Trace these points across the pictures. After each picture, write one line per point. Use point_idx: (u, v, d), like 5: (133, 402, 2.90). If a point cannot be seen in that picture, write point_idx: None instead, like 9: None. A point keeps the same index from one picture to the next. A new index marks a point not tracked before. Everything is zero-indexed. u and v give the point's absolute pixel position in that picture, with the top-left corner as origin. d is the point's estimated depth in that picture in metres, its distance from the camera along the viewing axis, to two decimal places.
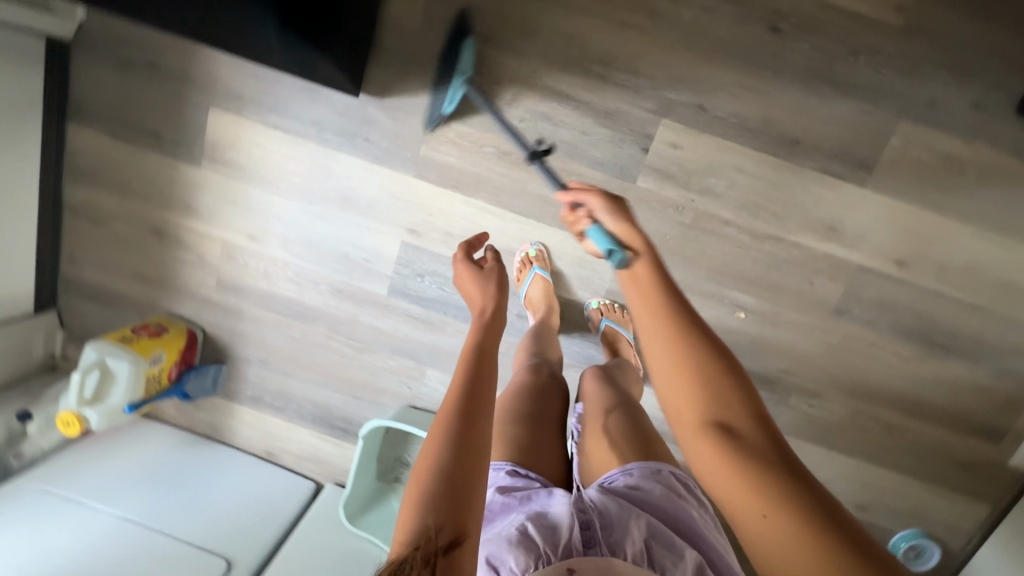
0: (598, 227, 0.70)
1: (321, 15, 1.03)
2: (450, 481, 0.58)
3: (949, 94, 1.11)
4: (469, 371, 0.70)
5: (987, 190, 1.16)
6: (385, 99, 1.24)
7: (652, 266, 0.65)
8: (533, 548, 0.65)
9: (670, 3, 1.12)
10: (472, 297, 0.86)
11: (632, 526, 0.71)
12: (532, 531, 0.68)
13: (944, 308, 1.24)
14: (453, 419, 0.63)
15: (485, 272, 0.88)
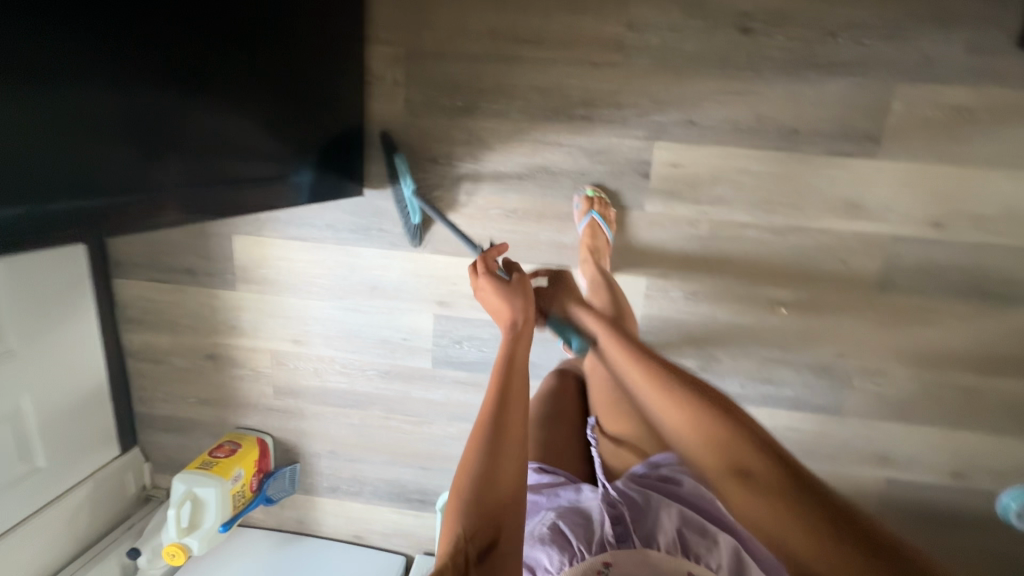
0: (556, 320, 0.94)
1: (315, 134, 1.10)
2: (484, 511, 0.67)
3: (942, 46, 1.07)
4: (494, 399, 0.76)
5: (1009, 130, 1.11)
6: (388, 189, 1.29)
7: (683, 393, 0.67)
8: (568, 547, 0.77)
9: (634, 32, 1.13)
10: (496, 311, 0.87)
11: (663, 519, 0.81)
12: (565, 529, 0.79)
13: (993, 256, 1.18)
14: (478, 449, 0.72)
15: (509, 287, 0.87)
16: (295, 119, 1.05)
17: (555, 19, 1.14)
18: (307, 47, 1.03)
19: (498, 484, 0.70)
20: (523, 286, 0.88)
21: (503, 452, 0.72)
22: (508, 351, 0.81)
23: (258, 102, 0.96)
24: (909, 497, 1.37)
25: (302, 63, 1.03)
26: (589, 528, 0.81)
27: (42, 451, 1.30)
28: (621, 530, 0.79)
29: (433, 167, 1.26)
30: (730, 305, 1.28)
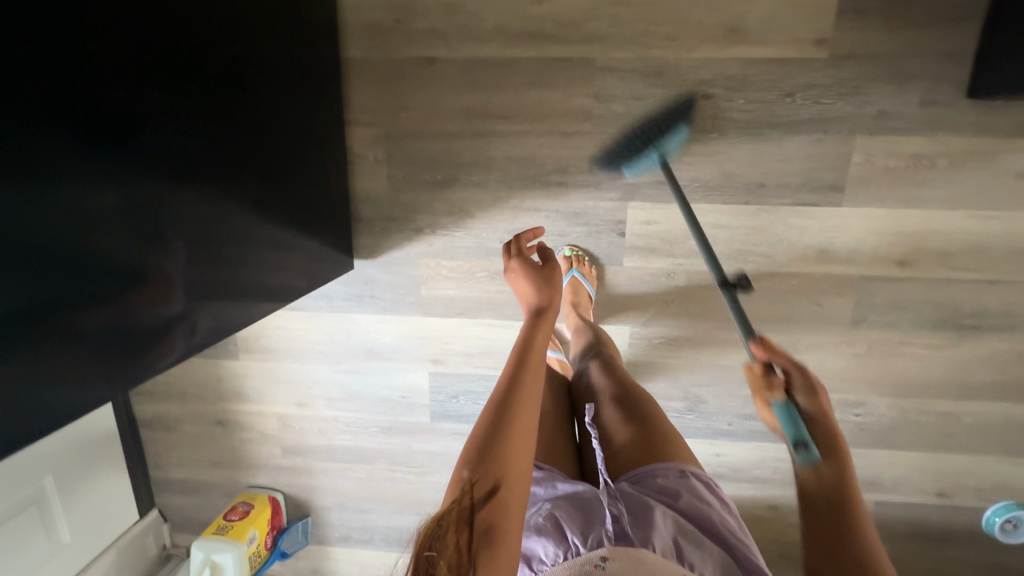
0: (789, 407, 0.72)
1: (303, 210, 1.16)
2: (490, 457, 0.73)
3: (894, 101, 1.13)
4: (511, 368, 0.89)
5: (966, 174, 1.16)
6: (377, 259, 1.35)
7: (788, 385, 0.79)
8: (564, 539, 0.79)
9: (602, 102, 1.18)
10: (524, 292, 1.04)
11: (662, 522, 0.79)
12: (561, 519, 0.81)
13: (961, 291, 1.23)
14: (492, 410, 0.81)
15: (540, 271, 1.04)
16: (290, 198, 1.12)
17: (527, 93, 1.19)
18: (296, 133, 1.11)
19: (506, 436, 0.76)
20: (552, 270, 1.05)
21: (512, 412, 0.80)
22: (526, 333, 0.97)
23: (261, 193, 1.03)
24: (897, 518, 1.42)
25: (294, 147, 1.11)
26: (585, 522, 0.81)
27: (66, 528, 1.36)
28: (621, 528, 0.78)
29: (418, 236, 1.32)
30: (712, 349, 1.34)
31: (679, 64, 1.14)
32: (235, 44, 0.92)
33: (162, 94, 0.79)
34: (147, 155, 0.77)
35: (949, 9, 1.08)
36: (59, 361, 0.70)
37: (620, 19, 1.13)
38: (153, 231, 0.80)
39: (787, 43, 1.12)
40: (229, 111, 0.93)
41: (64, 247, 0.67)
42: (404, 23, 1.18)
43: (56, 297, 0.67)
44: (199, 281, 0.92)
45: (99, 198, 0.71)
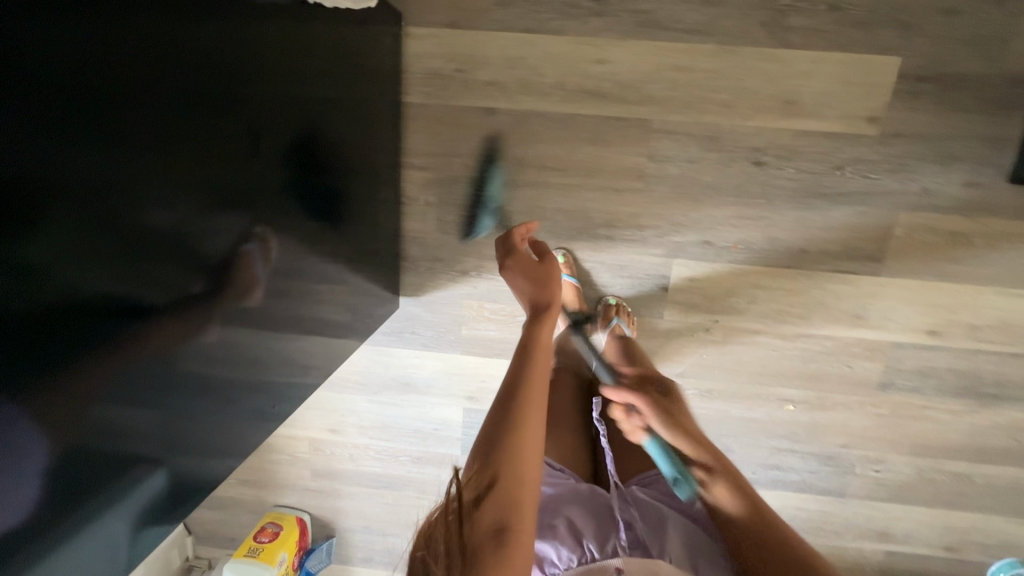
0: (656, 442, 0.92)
1: (349, 246, 1.14)
2: (488, 456, 0.71)
3: (938, 180, 1.17)
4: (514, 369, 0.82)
5: (1000, 253, 1.20)
6: (421, 297, 1.37)
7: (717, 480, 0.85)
8: (577, 542, 0.82)
9: (655, 163, 1.21)
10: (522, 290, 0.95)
11: (674, 531, 0.83)
12: (576, 525, 0.85)
13: (986, 362, 1.28)
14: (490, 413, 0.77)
15: (544, 267, 0.96)
16: (337, 240, 1.10)
17: (581, 149, 1.21)
18: (340, 176, 1.06)
19: (507, 437, 0.72)
20: (549, 266, 0.97)
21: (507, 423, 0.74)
22: (529, 332, 0.88)
23: (308, 234, 0.99)
24: (905, 568, 1.48)
25: (338, 189, 1.06)
26: (601, 533, 0.84)
27: None
28: (634, 535, 0.83)
29: (462, 277, 1.34)
30: (743, 402, 1.38)
31: (734, 131, 1.17)
32: (298, 76, 0.88)
33: (228, 108, 0.72)
34: (205, 170, 0.70)
35: (1000, 97, 1.11)
36: (107, 399, 0.62)
37: (680, 84, 1.15)
38: (204, 252, 0.72)
39: (841, 118, 1.14)
40: (286, 137, 0.87)
41: (123, 265, 0.60)
42: (465, 72, 1.18)
43: (103, 311, 0.58)
44: (241, 317, 0.83)
45: (158, 194, 0.63)
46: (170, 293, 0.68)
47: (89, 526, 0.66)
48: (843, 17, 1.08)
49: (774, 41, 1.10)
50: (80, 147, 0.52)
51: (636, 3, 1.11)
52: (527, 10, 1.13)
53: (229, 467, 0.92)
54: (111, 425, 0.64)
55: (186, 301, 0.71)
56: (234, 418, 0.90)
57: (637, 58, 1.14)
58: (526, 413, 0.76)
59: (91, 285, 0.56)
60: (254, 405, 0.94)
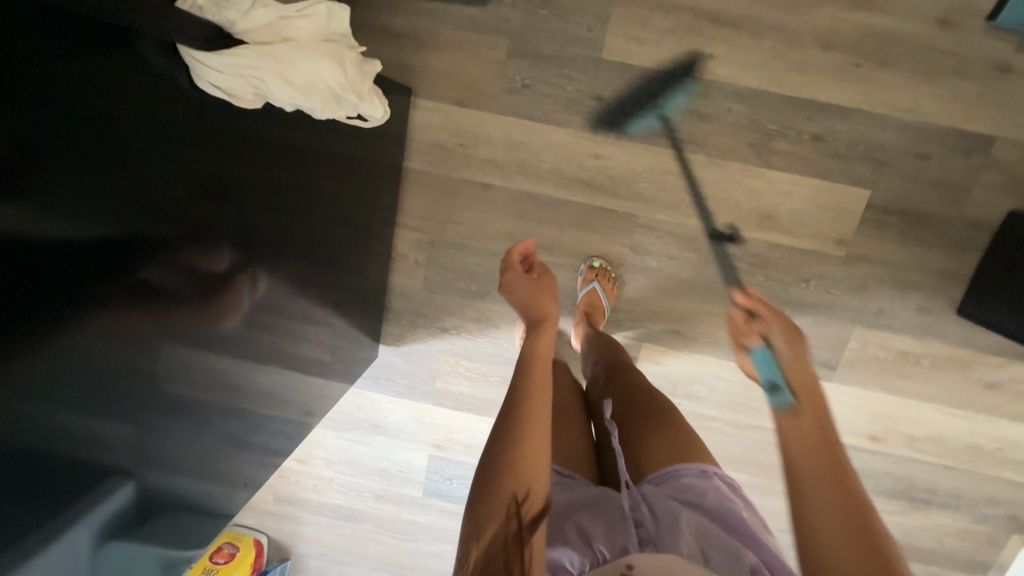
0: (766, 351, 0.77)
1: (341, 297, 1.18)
2: (509, 465, 0.65)
3: (893, 304, 1.25)
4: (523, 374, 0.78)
5: (942, 375, 1.29)
6: (400, 347, 1.41)
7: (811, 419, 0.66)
8: (586, 543, 0.70)
9: (636, 254, 1.27)
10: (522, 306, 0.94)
11: (685, 521, 0.72)
12: (587, 525, 0.73)
13: (919, 469, 1.38)
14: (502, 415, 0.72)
15: (540, 283, 0.96)
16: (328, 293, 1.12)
17: (568, 232, 1.27)
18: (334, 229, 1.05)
19: (522, 436, 0.68)
20: (546, 284, 0.97)
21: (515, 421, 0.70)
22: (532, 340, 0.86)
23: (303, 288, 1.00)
24: None
25: (335, 246, 1.08)
26: (609, 531, 0.72)
27: None
28: (646, 532, 0.72)
29: (442, 334, 1.39)
30: None
31: (713, 236, 1.24)
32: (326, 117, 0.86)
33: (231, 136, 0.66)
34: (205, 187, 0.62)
35: (958, 237, 1.20)
36: (78, 411, 0.53)
37: (667, 187, 1.22)
38: (193, 276, 0.64)
39: (812, 238, 1.22)
40: (287, 179, 0.83)
41: (103, 271, 0.51)
42: (467, 148, 1.23)
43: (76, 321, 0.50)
44: (224, 345, 0.75)
45: (153, 192, 0.55)
46: (164, 300, 0.60)
47: (60, 548, 0.56)
48: (824, 148, 1.16)
49: (759, 160, 1.18)
50: (77, 129, 0.46)
51: (636, 109, 1.17)
52: (534, 100, 1.18)
53: (214, 497, 0.84)
54: (80, 444, 0.54)
55: (177, 320, 0.63)
56: (217, 445, 0.82)
57: (631, 158, 1.21)
58: (536, 422, 0.71)
59: (59, 299, 0.47)
60: (236, 432, 0.87)
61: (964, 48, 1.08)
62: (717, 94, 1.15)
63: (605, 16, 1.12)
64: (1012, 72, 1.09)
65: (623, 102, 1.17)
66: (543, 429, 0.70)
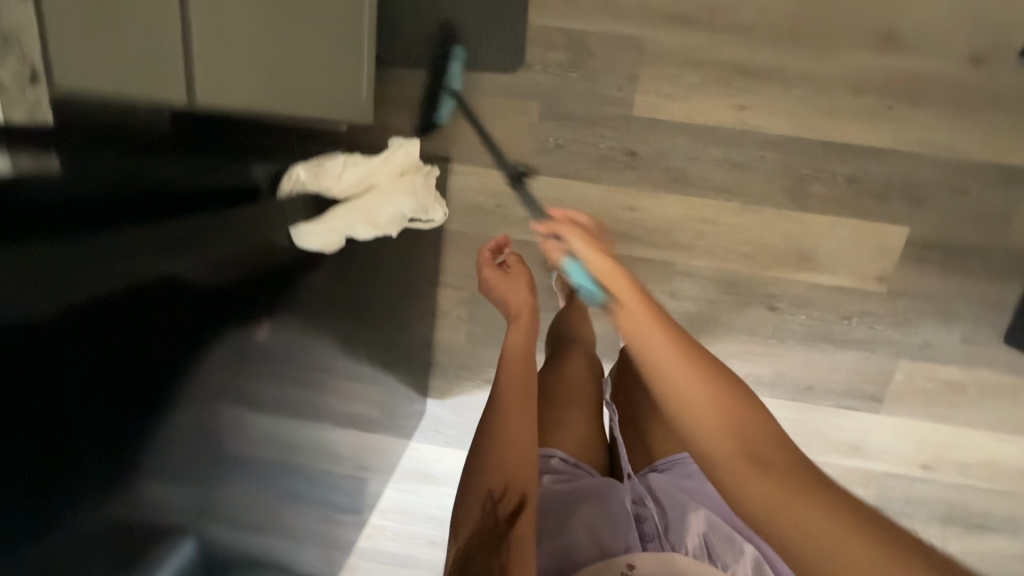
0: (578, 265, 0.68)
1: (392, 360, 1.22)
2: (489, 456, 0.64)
3: (939, 335, 1.25)
4: (505, 368, 0.73)
5: (991, 402, 1.29)
6: (446, 398, 1.45)
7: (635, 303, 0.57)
8: (592, 536, 0.73)
9: (675, 299, 1.28)
10: (511, 297, 0.84)
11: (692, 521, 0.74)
12: (590, 520, 0.74)
13: (973, 495, 1.36)
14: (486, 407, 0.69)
15: (516, 275, 0.85)
16: (381, 359, 1.15)
17: None
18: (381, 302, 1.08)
19: (503, 424, 0.66)
20: (522, 279, 0.85)
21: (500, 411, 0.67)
22: (510, 338, 0.78)
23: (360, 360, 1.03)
24: None
25: (386, 315, 1.12)
26: (612, 529, 0.73)
27: None
28: (648, 528, 0.74)
29: (487, 385, 1.42)
30: None
31: (752, 279, 1.25)
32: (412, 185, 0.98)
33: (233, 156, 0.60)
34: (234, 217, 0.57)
35: (1003, 267, 1.19)
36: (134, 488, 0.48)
37: (703, 234, 1.23)
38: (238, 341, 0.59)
39: (852, 276, 1.22)
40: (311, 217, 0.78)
41: (167, 345, 0.49)
42: (504, 208, 1.26)
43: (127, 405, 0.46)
44: (273, 399, 0.68)
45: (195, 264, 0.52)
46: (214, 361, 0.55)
47: None
48: (861, 189, 1.16)
49: (794, 204, 1.19)
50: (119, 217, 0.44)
51: (669, 161, 1.19)
52: (567, 158, 1.21)
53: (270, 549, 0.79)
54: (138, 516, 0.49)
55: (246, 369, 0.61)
56: (275, 500, 0.77)
57: (665, 208, 1.22)
58: (518, 408, 0.67)
59: (130, 384, 0.46)
60: (291, 488, 0.82)
61: (999, 84, 1.08)
62: (749, 143, 1.16)
63: (634, 75, 1.14)
64: None
65: (655, 156, 1.19)
66: (520, 421, 0.66)
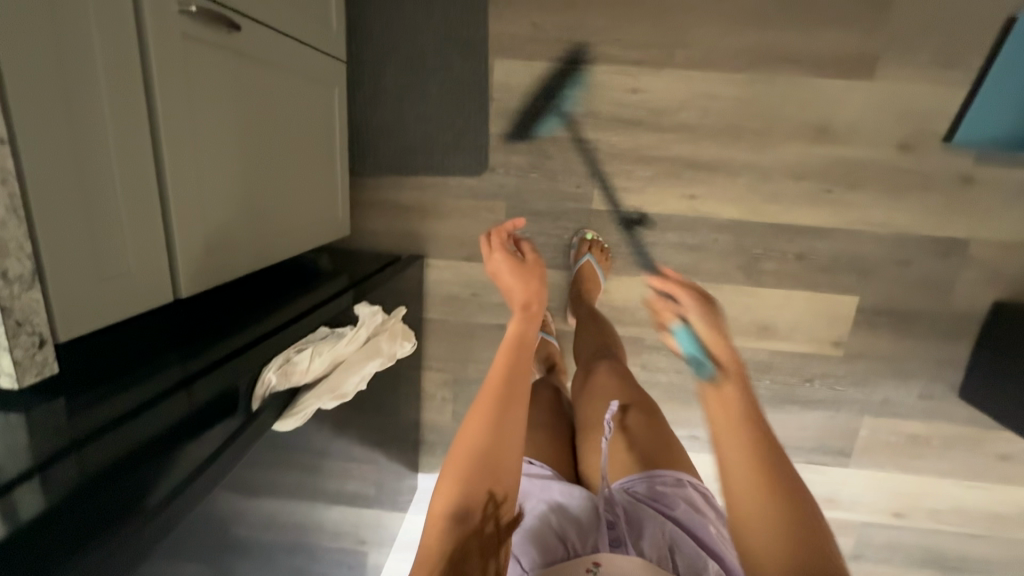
0: (687, 329, 0.63)
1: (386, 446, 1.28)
2: (478, 447, 0.59)
3: (898, 393, 1.31)
4: (510, 361, 0.67)
5: (955, 451, 1.34)
6: (438, 472, 1.50)
7: (741, 391, 0.56)
8: (557, 537, 0.66)
9: (647, 371, 1.35)
10: (508, 293, 0.78)
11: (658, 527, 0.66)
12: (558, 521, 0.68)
13: (947, 539, 1.40)
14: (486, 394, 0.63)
15: (529, 266, 0.79)
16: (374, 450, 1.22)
17: None
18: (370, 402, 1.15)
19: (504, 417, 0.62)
20: (533, 268, 0.79)
21: (503, 402, 0.63)
22: (521, 329, 0.71)
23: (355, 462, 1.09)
24: None
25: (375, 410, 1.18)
26: (580, 532, 0.67)
27: None
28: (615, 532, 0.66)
29: None
30: None
31: None
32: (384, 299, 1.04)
33: (166, 335, 0.66)
34: (248, 392, 0.56)
35: (951, 328, 1.25)
36: None
37: None
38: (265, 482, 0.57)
39: (810, 343, 1.30)
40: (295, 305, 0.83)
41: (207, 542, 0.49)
42: (480, 295, 1.34)
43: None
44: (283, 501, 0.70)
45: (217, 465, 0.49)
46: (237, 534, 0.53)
47: None
48: (810, 265, 1.24)
49: (749, 281, 1.26)
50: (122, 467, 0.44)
51: (630, 247, 1.27)
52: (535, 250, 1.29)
53: None
54: None
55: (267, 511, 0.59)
56: None
57: (630, 290, 1.30)
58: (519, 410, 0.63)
59: None
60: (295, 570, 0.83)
61: (927, 167, 1.16)
62: (703, 228, 1.24)
63: (591, 173, 1.23)
64: (975, 182, 1.16)
65: (617, 243, 1.27)
66: (486, 420, 0.61)
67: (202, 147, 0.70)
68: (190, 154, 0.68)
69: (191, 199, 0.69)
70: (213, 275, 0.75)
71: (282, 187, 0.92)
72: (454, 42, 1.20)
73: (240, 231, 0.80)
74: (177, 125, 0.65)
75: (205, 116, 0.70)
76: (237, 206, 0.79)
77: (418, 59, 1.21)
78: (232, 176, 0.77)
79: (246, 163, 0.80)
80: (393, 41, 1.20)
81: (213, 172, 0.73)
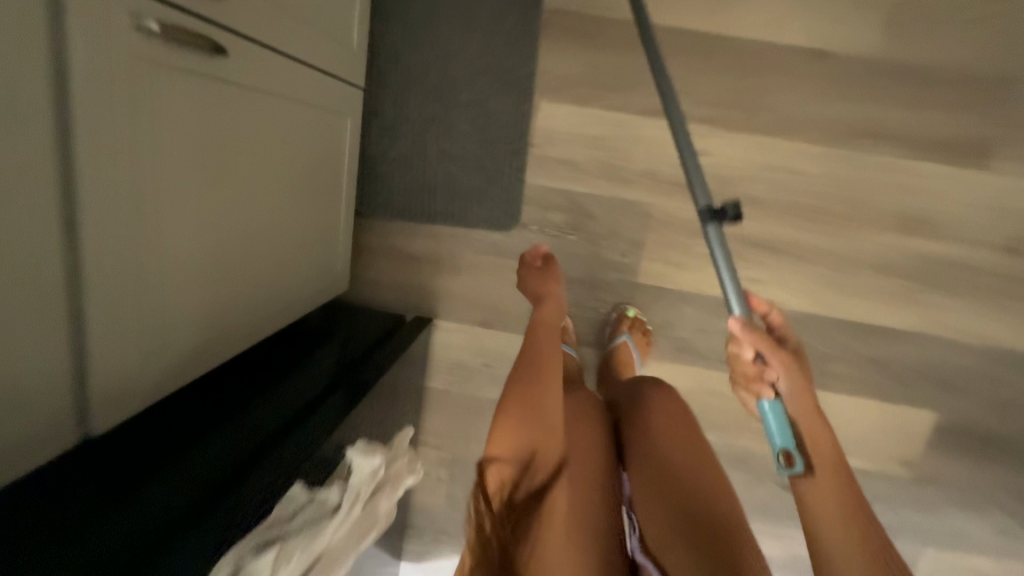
0: (779, 405, 0.61)
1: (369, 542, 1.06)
2: (502, 441, 0.69)
3: (969, 525, 1.12)
4: (523, 366, 0.78)
5: None
6: (422, 564, 1.27)
7: (836, 481, 0.58)
8: None
9: None
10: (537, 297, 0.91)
11: None
12: None
13: None
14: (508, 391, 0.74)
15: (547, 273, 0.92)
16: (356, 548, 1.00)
17: None
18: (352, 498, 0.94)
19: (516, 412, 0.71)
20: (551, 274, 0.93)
21: (519, 400, 0.72)
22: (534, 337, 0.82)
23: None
24: None
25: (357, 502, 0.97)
26: None
27: None
28: None
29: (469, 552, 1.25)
30: None
31: (764, 456, 1.13)
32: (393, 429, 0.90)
33: (137, 461, 0.60)
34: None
35: None
36: None
37: (712, 406, 1.11)
38: None
39: (873, 458, 1.11)
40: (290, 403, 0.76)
41: None
42: (493, 367, 1.14)
43: None
44: None
45: None
46: None
47: None
48: (884, 371, 1.06)
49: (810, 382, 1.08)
50: None
51: (676, 331, 1.08)
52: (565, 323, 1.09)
53: None
54: None
55: None
56: None
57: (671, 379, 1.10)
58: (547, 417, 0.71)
59: None
60: None
61: None
62: None
63: (639, 242, 1.05)
64: None
65: (661, 325, 1.08)
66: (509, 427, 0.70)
67: (137, 211, 0.53)
68: (118, 222, 0.51)
69: (120, 281, 0.52)
70: (145, 374, 0.58)
71: (252, 245, 0.74)
72: (493, 75, 1.01)
73: (188, 311, 0.63)
74: (93, 188, 0.48)
75: (145, 171, 0.53)
76: (189, 281, 0.62)
77: (449, 91, 1.02)
78: (183, 244, 0.60)
79: (204, 225, 0.63)
80: (421, 66, 1.02)
81: (154, 241, 0.56)
